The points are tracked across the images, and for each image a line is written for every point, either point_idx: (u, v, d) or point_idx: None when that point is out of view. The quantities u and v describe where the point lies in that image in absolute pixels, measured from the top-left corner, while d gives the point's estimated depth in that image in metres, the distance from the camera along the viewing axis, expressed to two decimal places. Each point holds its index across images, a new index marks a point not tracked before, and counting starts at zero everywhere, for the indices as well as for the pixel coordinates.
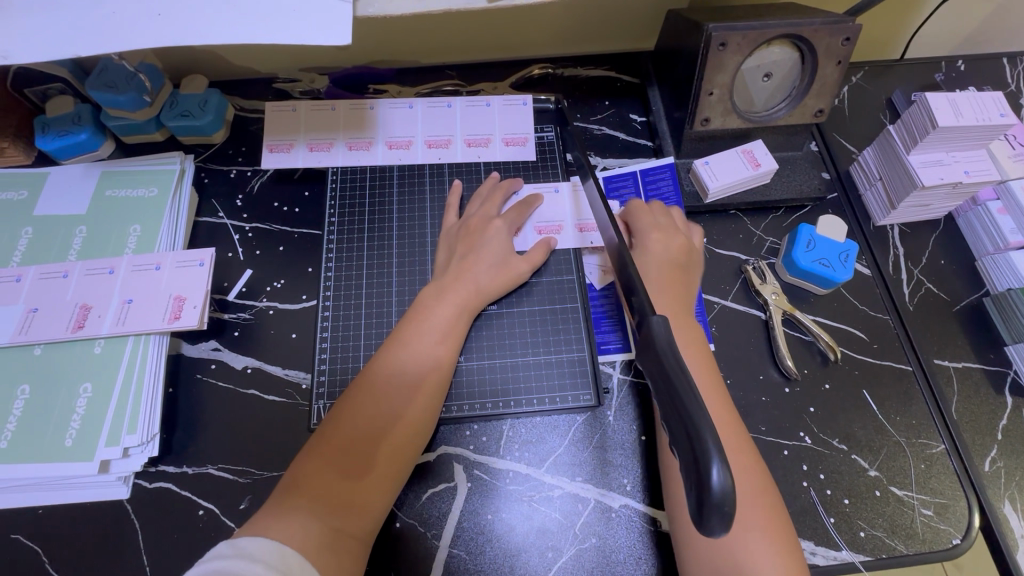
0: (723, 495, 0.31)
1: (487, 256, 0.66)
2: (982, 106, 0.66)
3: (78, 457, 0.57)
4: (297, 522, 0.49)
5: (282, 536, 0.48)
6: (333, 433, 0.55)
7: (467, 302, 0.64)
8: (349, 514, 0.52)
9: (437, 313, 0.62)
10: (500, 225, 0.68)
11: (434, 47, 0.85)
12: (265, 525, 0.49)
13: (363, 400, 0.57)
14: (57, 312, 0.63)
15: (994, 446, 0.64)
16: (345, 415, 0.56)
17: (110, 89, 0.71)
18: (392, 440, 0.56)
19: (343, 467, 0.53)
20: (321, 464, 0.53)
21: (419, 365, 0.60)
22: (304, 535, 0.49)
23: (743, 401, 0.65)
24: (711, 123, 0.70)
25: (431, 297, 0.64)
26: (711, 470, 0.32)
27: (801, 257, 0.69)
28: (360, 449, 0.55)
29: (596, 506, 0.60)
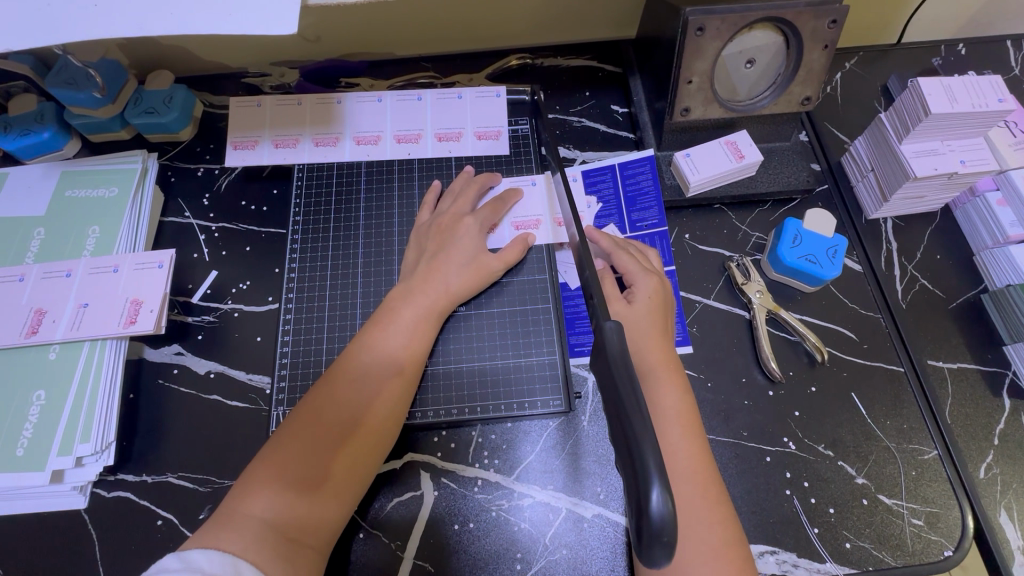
0: (662, 521, 0.33)
1: (458, 253, 0.63)
2: (979, 91, 0.62)
3: (31, 466, 0.56)
4: (251, 532, 0.46)
5: (235, 549, 0.45)
6: (291, 439, 0.52)
7: (437, 302, 0.60)
8: (308, 524, 0.49)
9: (405, 313, 0.59)
10: (472, 223, 0.64)
11: (407, 38, 0.82)
12: (215, 536, 0.46)
13: (325, 405, 0.54)
14: (12, 317, 0.61)
15: (990, 452, 0.61)
16: (304, 421, 0.53)
17: (69, 86, 0.68)
18: (355, 447, 0.53)
19: (301, 476, 0.50)
20: (277, 473, 0.50)
21: (384, 369, 0.56)
22: (258, 546, 0.46)
23: (724, 405, 0.62)
24: (692, 112, 0.67)
25: (399, 296, 0.60)
26: (651, 495, 0.33)
27: (787, 253, 0.65)
28: (319, 457, 0.51)
29: (568, 516, 0.58)
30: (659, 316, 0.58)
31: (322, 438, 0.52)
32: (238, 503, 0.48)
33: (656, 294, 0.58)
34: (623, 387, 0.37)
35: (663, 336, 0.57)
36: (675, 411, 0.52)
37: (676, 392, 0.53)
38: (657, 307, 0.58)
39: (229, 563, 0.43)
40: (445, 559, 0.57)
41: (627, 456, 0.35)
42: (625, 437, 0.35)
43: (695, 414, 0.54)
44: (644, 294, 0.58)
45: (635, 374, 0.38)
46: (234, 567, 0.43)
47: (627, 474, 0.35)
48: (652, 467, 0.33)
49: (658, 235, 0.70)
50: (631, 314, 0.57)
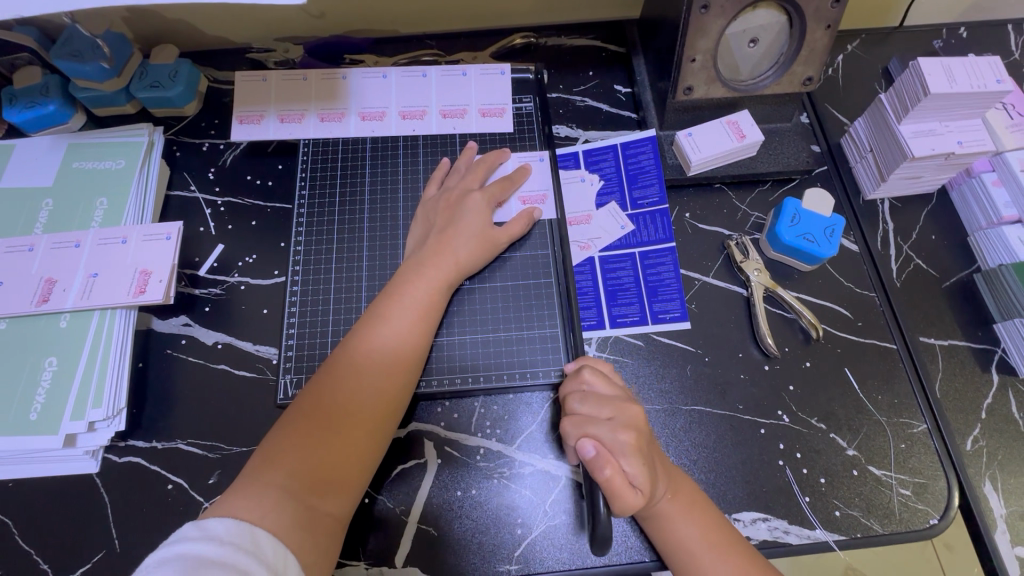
0: (604, 527, 0.49)
1: (465, 229, 0.63)
2: (978, 72, 0.63)
3: (42, 431, 0.57)
4: (271, 502, 0.48)
5: (253, 517, 0.46)
6: (309, 413, 0.53)
7: (448, 278, 0.61)
8: (326, 493, 0.50)
9: (415, 289, 0.60)
10: (478, 198, 0.65)
11: (411, 14, 0.82)
12: (232, 505, 0.47)
13: (342, 378, 0.55)
14: (22, 285, 0.62)
15: (978, 426, 0.62)
16: (322, 394, 0.54)
17: (75, 58, 0.68)
18: (370, 418, 0.54)
19: (319, 450, 0.51)
20: (296, 445, 0.51)
21: (396, 343, 0.57)
22: (277, 515, 0.47)
23: (720, 378, 0.64)
24: (694, 91, 0.68)
25: (409, 273, 0.61)
26: (599, 508, 0.50)
27: (784, 231, 0.66)
28: (339, 428, 0.53)
29: (569, 483, 0.60)
30: None
31: (340, 413, 0.53)
32: (256, 474, 0.49)
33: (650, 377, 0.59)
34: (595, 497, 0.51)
35: None
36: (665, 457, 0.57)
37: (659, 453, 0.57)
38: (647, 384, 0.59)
39: (245, 532, 0.44)
40: (449, 522, 0.59)
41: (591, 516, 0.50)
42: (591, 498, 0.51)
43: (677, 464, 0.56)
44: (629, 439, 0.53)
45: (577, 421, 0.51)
46: (250, 537, 0.44)
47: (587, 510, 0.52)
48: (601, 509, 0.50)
49: (659, 213, 0.70)
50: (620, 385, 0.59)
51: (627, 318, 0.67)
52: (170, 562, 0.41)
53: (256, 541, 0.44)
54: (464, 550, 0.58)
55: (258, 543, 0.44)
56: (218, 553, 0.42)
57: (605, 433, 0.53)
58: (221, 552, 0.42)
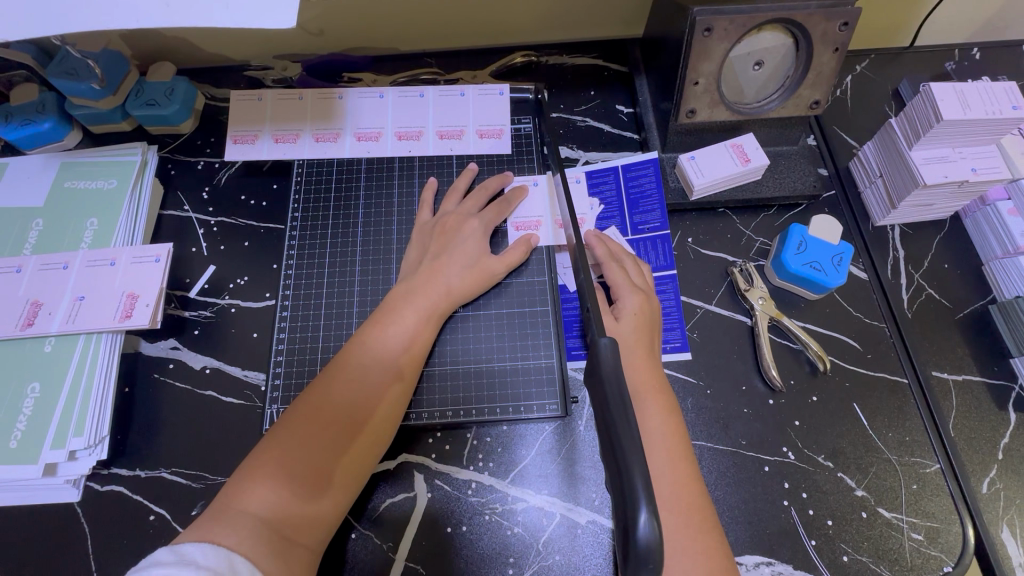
0: (648, 546, 0.35)
1: (460, 256, 0.62)
2: (993, 97, 0.61)
3: (22, 459, 0.56)
4: (245, 527, 0.45)
5: (230, 543, 0.44)
6: (290, 434, 0.51)
7: (439, 303, 0.59)
8: (300, 521, 0.48)
9: (407, 313, 0.58)
10: (476, 224, 0.64)
11: (410, 32, 0.81)
12: (208, 531, 0.45)
13: (322, 403, 0.53)
14: (8, 308, 0.61)
15: (993, 466, 0.59)
16: (300, 418, 0.52)
17: (71, 76, 0.68)
18: (353, 445, 0.52)
19: (297, 474, 0.49)
20: (272, 468, 0.49)
21: (384, 368, 0.56)
22: (253, 541, 0.45)
23: (723, 413, 0.62)
24: (698, 114, 0.66)
25: (401, 296, 0.59)
26: (638, 518, 0.35)
27: (791, 259, 0.64)
28: (317, 454, 0.50)
29: (562, 521, 0.57)
30: (645, 334, 0.58)
31: (318, 438, 0.51)
32: (231, 498, 0.47)
33: (641, 312, 0.59)
34: (607, 385, 0.41)
35: (648, 354, 0.57)
36: (661, 429, 0.52)
37: (661, 413, 0.53)
38: (642, 325, 0.58)
39: (224, 557, 0.42)
40: (441, 560, 0.56)
41: (618, 479, 0.37)
42: (615, 459, 0.38)
43: (682, 436, 0.53)
44: (630, 310, 0.58)
45: (626, 395, 0.41)
46: (229, 563, 0.42)
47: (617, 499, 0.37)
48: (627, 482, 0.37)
49: (660, 239, 0.68)
50: (618, 330, 0.57)
51: None
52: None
53: (234, 568, 0.42)
54: None
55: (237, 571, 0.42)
56: None
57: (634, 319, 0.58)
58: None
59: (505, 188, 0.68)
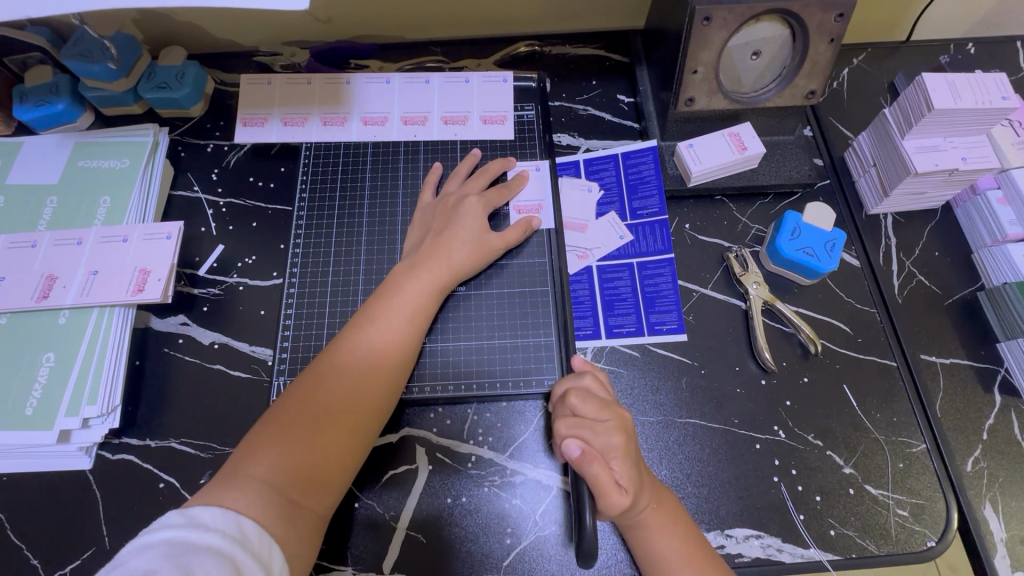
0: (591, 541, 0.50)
1: (462, 232, 0.63)
2: (983, 88, 0.63)
3: (37, 427, 0.57)
4: (253, 491, 0.47)
5: (239, 505, 0.46)
6: (295, 406, 0.53)
7: (439, 282, 0.61)
8: (308, 488, 0.50)
9: (409, 290, 0.60)
10: (475, 203, 0.65)
11: (416, 20, 0.82)
12: (218, 495, 0.47)
13: (327, 377, 0.54)
14: (25, 281, 0.63)
15: (978, 446, 0.61)
16: (305, 392, 0.54)
17: (85, 59, 0.70)
18: (356, 416, 0.54)
19: (304, 442, 0.51)
20: (280, 440, 0.51)
21: (385, 342, 0.57)
22: (261, 504, 0.47)
23: (717, 392, 0.63)
24: (696, 102, 0.68)
25: (402, 274, 0.61)
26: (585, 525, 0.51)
27: (785, 245, 0.66)
28: (321, 425, 0.52)
29: (560, 494, 0.59)
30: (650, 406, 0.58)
31: (323, 409, 0.53)
32: (239, 465, 0.49)
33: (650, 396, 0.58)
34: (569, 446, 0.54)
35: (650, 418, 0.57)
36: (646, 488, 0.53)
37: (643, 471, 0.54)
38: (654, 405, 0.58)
39: (232, 520, 0.44)
40: (440, 528, 0.58)
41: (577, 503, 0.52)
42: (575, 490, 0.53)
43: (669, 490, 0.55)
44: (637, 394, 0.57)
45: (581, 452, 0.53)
46: (238, 527, 0.44)
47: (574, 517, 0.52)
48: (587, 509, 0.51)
49: (658, 224, 0.70)
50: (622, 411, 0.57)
51: (623, 328, 0.66)
52: (155, 547, 0.41)
53: (243, 530, 0.44)
54: (452, 556, 0.57)
55: (244, 532, 0.44)
56: (205, 541, 0.42)
57: (600, 439, 0.53)
58: (205, 540, 0.42)
59: (507, 172, 0.70)
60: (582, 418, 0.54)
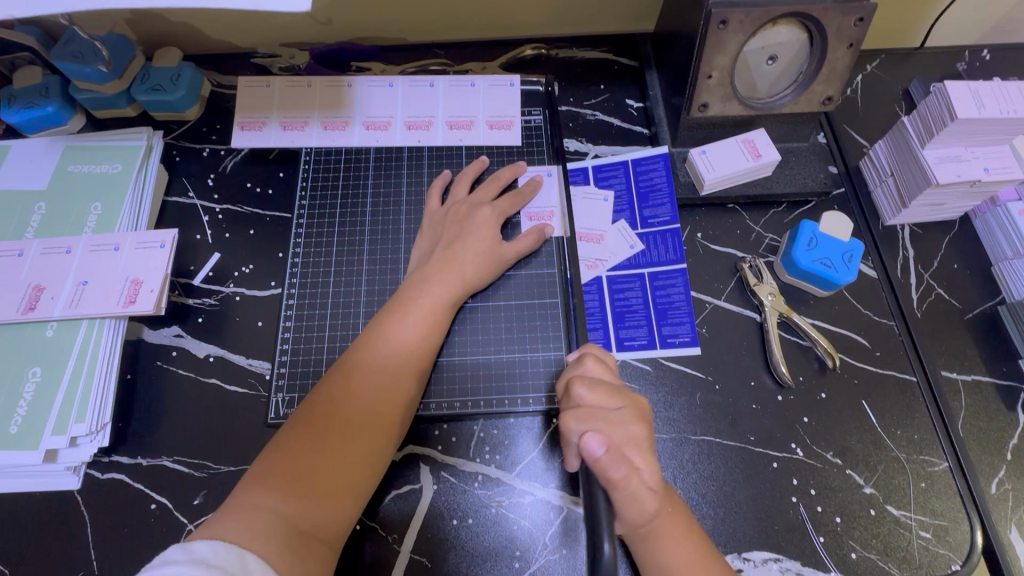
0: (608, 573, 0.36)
1: (474, 244, 0.61)
2: (1006, 96, 0.61)
3: (22, 446, 0.55)
4: (258, 522, 0.45)
5: (242, 539, 0.43)
6: (304, 429, 0.50)
7: (452, 294, 0.59)
8: (318, 516, 0.47)
9: (422, 302, 0.58)
10: (488, 213, 0.63)
11: (420, 23, 0.80)
12: (221, 526, 0.44)
13: (338, 395, 0.52)
14: (10, 291, 0.60)
15: (1001, 466, 0.59)
16: (316, 412, 0.51)
17: (76, 60, 0.67)
18: (369, 436, 0.52)
19: (314, 466, 0.49)
20: (289, 464, 0.48)
21: (398, 357, 0.55)
22: (268, 536, 0.44)
23: (731, 409, 0.61)
24: (710, 109, 0.66)
25: (413, 286, 0.59)
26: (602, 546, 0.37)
27: (801, 256, 0.64)
28: (332, 447, 0.50)
29: (570, 515, 0.57)
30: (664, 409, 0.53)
31: (335, 430, 0.50)
32: (246, 494, 0.47)
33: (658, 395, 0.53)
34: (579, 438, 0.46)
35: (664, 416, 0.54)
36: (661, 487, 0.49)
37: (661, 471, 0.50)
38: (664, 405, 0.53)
39: (233, 553, 0.42)
40: (444, 552, 0.56)
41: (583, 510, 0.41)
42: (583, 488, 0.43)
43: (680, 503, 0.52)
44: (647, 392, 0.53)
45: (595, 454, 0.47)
46: (239, 560, 0.42)
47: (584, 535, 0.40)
48: (604, 523, 0.39)
49: (670, 233, 0.68)
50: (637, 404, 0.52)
51: (635, 341, 0.64)
52: None
53: (244, 563, 0.42)
54: None
55: (245, 565, 0.42)
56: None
57: (619, 430, 0.48)
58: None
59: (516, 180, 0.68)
60: (592, 409, 0.49)
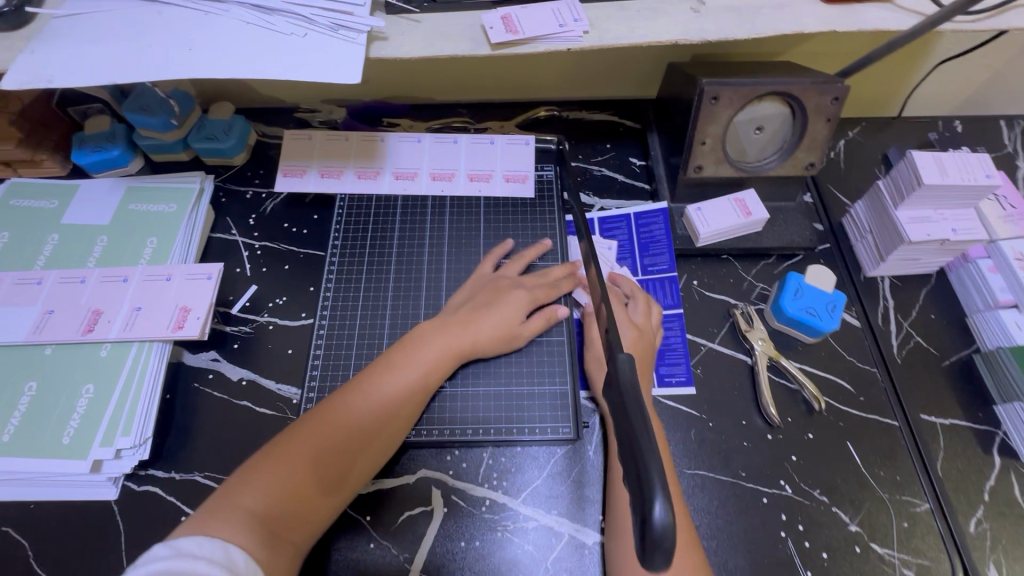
0: (663, 532, 0.34)
1: (499, 315, 0.66)
2: (968, 166, 0.68)
3: (71, 455, 0.60)
4: (243, 520, 0.49)
5: (226, 534, 0.48)
6: (300, 440, 0.55)
7: (462, 346, 0.64)
8: (291, 524, 0.52)
9: (428, 347, 0.63)
10: (522, 294, 0.68)
11: (446, 86, 0.90)
12: (207, 518, 0.49)
13: (336, 415, 0.57)
14: (72, 314, 0.67)
15: (980, 507, 0.63)
16: (313, 427, 0.56)
17: (143, 112, 0.76)
18: (354, 460, 0.56)
19: (301, 478, 0.53)
20: (280, 471, 0.53)
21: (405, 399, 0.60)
22: (248, 535, 0.48)
23: (724, 445, 0.66)
24: (704, 169, 0.73)
25: (426, 331, 0.64)
26: (654, 506, 0.34)
27: (788, 304, 0.70)
28: (320, 463, 0.54)
29: (570, 541, 0.60)
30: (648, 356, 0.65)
31: (326, 448, 0.55)
32: (234, 491, 0.51)
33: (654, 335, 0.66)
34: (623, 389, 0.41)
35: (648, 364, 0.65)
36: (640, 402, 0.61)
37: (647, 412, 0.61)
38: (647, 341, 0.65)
39: (220, 548, 0.46)
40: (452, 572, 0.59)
41: (632, 462, 0.37)
42: (631, 450, 0.37)
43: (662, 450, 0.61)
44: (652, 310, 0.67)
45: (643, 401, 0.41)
46: (223, 554, 0.46)
47: (633, 492, 0.36)
48: (658, 480, 0.35)
49: (668, 280, 0.74)
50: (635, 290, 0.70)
51: None
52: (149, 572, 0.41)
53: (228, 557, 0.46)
54: None
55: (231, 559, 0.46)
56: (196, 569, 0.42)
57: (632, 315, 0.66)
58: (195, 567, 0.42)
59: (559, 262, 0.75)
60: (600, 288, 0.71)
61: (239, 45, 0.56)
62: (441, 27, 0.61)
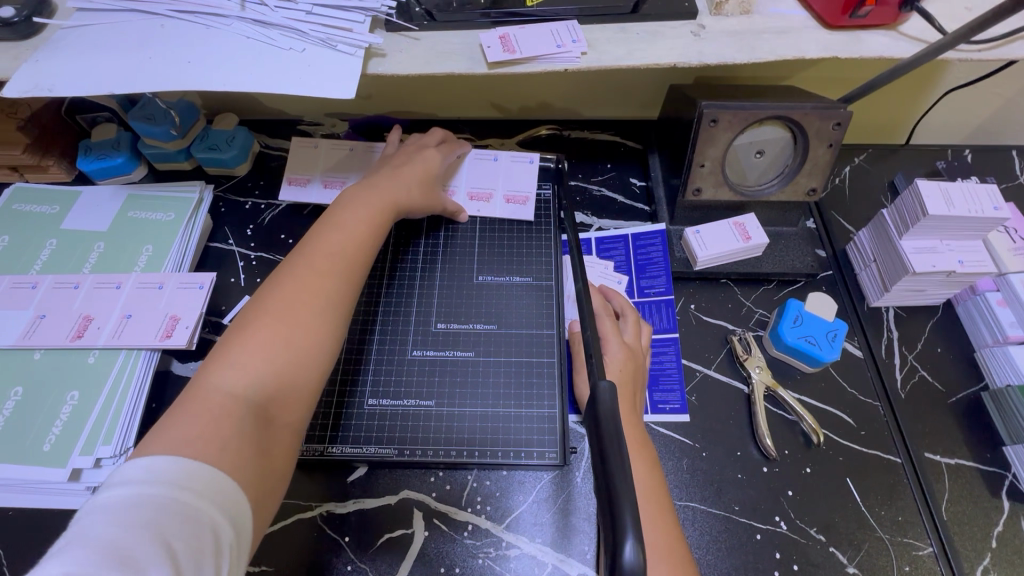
0: (633, 573, 0.34)
1: (416, 173, 0.69)
2: (975, 198, 0.66)
3: (50, 463, 0.59)
4: (198, 425, 0.43)
5: (184, 447, 0.42)
6: (240, 340, 0.50)
7: (394, 191, 0.66)
8: (263, 412, 0.47)
9: (358, 220, 0.61)
10: (430, 154, 0.72)
11: (449, 103, 0.90)
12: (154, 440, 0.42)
13: (272, 306, 0.52)
14: (63, 320, 0.67)
15: (987, 554, 0.60)
16: (249, 324, 0.51)
17: (147, 121, 0.77)
18: (310, 336, 0.52)
19: (258, 369, 0.48)
20: (229, 368, 0.48)
21: (337, 269, 0.56)
22: (210, 438, 0.43)
23: (717, 476, 0.63)
24: (703, 192, 0.72)
25: (348, 209, 0.63)
26: (625, 545, 0.34)
27: (787, 333, 0.68)
28: (273, 347, 0.50)
29: (554, 572, 0.58)
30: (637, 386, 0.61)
31: (273, 334, 0.50)
32: (183, 408, 0.45)
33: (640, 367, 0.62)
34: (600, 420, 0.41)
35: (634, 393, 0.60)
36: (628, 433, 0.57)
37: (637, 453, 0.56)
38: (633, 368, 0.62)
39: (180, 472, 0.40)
40: None
41: (606, 495, 0.37)
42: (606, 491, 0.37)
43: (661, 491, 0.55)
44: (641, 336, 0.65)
45: (620, 430, 0.40)
46: (184, 471, 0.40)
47: (605, 526, 0.36)
48: (625, 519, 0.35)
49: (664, 303, 0.73)
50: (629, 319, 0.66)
51: None
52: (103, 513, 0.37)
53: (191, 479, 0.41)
54: None
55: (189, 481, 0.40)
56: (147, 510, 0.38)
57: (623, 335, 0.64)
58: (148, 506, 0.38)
59: (552, 281, 0.74)
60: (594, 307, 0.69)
61: (236, 60, 0.56)
62: (439, 46, 0.61)
